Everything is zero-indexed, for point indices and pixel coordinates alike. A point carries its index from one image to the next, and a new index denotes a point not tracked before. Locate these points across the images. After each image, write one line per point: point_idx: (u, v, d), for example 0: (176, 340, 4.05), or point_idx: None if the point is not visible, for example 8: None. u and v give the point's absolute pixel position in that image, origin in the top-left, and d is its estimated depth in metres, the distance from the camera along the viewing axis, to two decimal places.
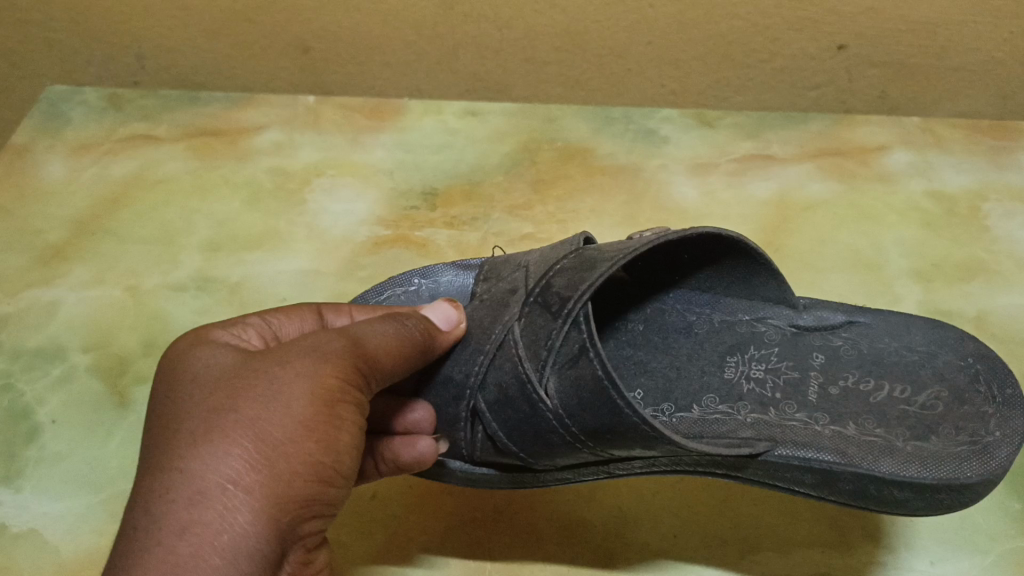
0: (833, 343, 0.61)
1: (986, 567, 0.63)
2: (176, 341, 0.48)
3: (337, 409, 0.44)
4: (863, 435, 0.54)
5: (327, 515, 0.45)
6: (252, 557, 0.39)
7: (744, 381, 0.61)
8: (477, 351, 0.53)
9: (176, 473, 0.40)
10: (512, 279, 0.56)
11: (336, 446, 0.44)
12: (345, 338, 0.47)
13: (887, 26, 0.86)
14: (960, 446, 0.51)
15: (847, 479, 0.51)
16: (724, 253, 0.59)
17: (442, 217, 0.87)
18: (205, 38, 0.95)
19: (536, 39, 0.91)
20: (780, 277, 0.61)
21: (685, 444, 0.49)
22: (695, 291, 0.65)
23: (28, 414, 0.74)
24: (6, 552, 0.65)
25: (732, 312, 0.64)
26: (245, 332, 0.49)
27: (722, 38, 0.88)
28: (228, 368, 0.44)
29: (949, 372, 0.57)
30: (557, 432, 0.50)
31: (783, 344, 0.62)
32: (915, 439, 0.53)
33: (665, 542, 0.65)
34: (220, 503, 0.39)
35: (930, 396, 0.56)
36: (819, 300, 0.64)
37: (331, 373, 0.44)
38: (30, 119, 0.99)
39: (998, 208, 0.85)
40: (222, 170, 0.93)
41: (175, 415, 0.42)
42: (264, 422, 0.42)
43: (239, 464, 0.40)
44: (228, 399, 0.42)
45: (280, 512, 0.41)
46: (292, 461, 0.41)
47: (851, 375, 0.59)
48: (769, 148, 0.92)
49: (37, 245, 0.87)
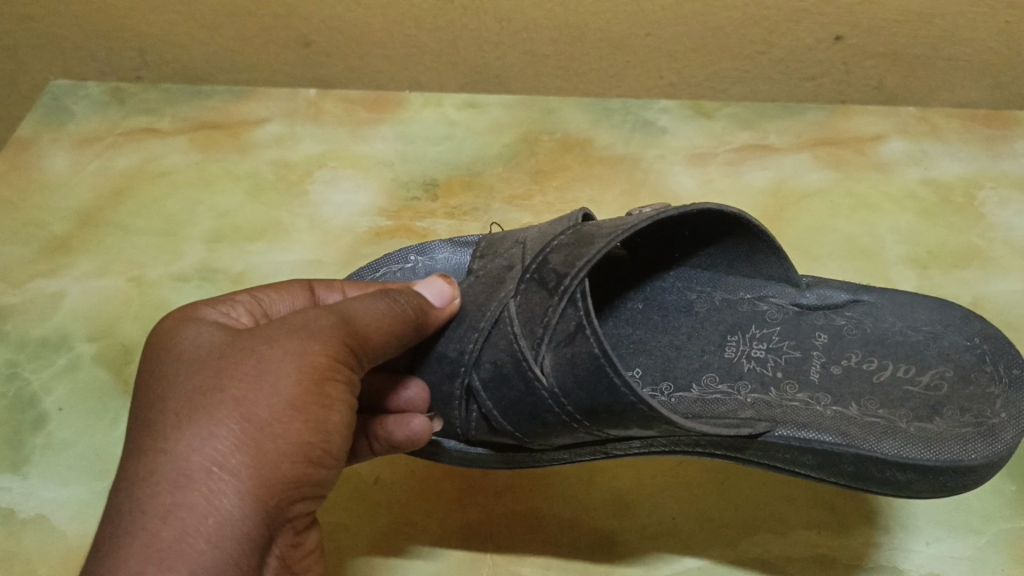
0: (836, 322, 0.62)
1: (980, 548, 0.64)
2: (162, 320, 0.48)
3: (326, 389, 0.44)
4: (866, 415, 0.55)
5: (315, 498, 0.44)
6: (240, 541, 0.39)
7: (745, 360, 0.62)
8: (472, 329, 0.54)
9: (161, 456, 0.39)
10: (508, 256, 0.57)
11: (325, 426, 0.44)
12: (335, 315, 0.46)
13: (882, 16, 0.87)
14: (966, 428, 0.52)
15: (848, 460, 0.52)
16: (727, 228, 0.60)
17: (442, 208, 0.87)
18: (209, 33, 0.97)
19: (537, 31, 0.92)
20: (782, 254, 0.61)
21: (683, 423, 0.49)
22: (696, 268, 0.66)
23: (34, 403, 0.75)
24: (14, 538, 0.66)
25: (732, 291, 0.65)
26: (234, 309, 0.49)
27: (719, 30, 0.90)
28: (215, 347, 0.44)
29: (955, 352, 0.58)
30: (553, 411, 0.51)
31: (785, 323, 0.63)
32: (918, 420, 0.54)
33: (664, 525, 0.66)
34: (205, 486, 0.39)
35: (935, 376, 0.57)
36: (822, 280, 0.65)
37: (320, 351, 0.44)
38: (35, 112, 1.00)
39: (993, 196, 0.86)
40: (224, 162, 0.94)
41: (160, 395, 0.42)
42: (250, 402, 0.41)
43: (225, 447, 0.40)
44: (214, 378, 0.42)
45: (267, 495, 0.40)
46: (280, 443, 0.41)
47: (854, 355, 0.60)
48: (767, 137, 0.92)
49: (41, 236, 0.88)
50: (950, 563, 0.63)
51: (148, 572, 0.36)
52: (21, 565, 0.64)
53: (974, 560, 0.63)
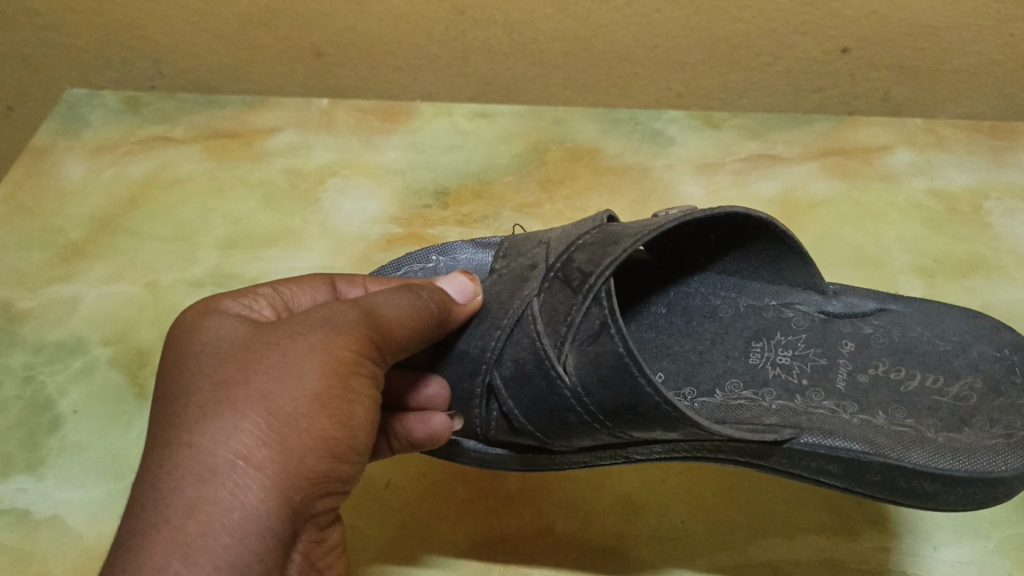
0: (863, 329, 0.63)
1: (987, 552, 0.64)
2: (185, 312, 0.48)
3: (351, 383, 0.44)
4: (893, 424, 0.56)
5: (339, 494, 0.44)
6: (264, 537, 0.39)
7: (770, 366, 0.63)
8: (494, 327, 0.54)
9: (185, 449, 0.39)
10: (531, 255, 0.58)
11: (350, 422, 0.43)
12: (358, 310, 0.46)
13: (888, 29, 0.88)
14: (995, 439, 0.53)
15: (875, 469, 0.52)
16: (754, 234, 0.61)
17: (453, 216, 0.88)
18: (223, 44, 0.98)
19: (547, 43, 0.94)
20: (809, 261, 0.62)
21: (708, 428, 0.50)
22: (721, 273, 0.66)
23: (50, 405, 0.75)
24: (31, 538, 0.67)
25: (757, 297, 0.66)
26: (256, 302, 0.49)
27: (727, 42, 0.91)
28: (239, 341, 0.44)
29: (985, 363, 0.59)
30: (575, 411, 0.51)
31: (811, 330, 0.64)
32: (946, 430, 0.54)
33: (675, 529, 0.67)
34: (230, 480, 0.39)
35: (964, 386, 0.57)
36: (848, 287, 0.66)
37: (345, 345, 0.44)
38: (51, 121, 1.01)
39: (998, 206, 0.87)
40: (238, 170, 0.95)
41: (183, 387, 0.42)
42: (275, 396, 0.41)
43: (250, 441, 0.40)
44: (238, 372, 0.42)
45: (292, 491, 0.40)
46: (305, 437, 0.41)
47: (881, 364, 0.61)
48: (774, 148, 0.94)
49: (57, 242, 0.89)
50: (957, 566, 0.64)
51: (172, 566, 0.36)
52: (37, 565, 0.65)
53: (982, 564, 0.64)
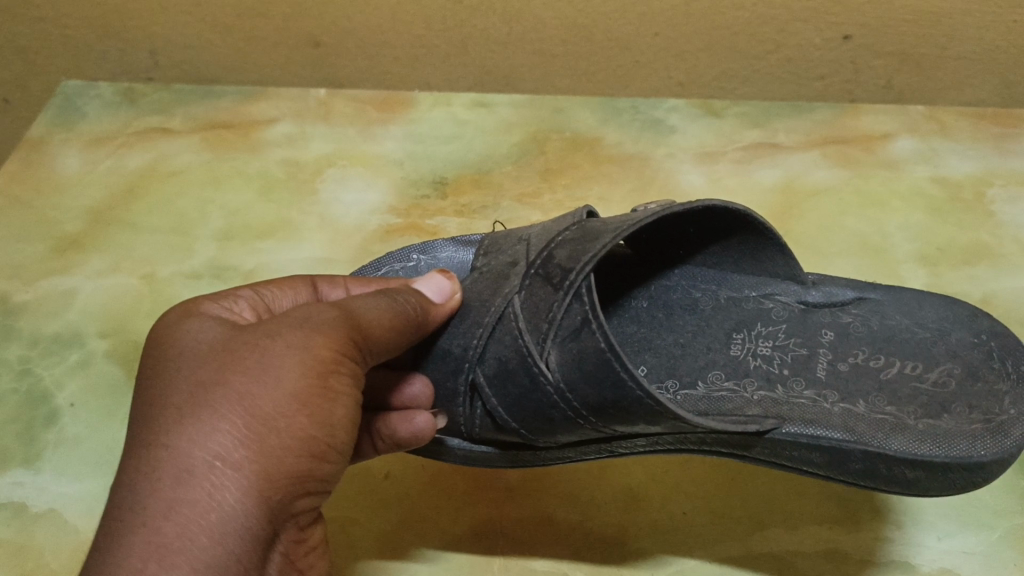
0: (843, 319, 0.62)
1: (992, 543, 0.63)
2: (165, 313, 0.47)
3: (330, 382, 0.43)
4: (873, 412, 0.55)
5: (319, 493, 0.44)
6: (243, 537, 0.39)
7: (751, 357, 0.62)
8: (476, 325, 0.54)
9: (163, 451, 0.39)
10: (512, 252, 0.57)
11: (330, 421, 0.43)
12: (338, 310, 0.46)
13: (892, 15, 0.86)
14: (973, 424, 0.52)
15: (857, 458, 0.51)
16: (734, 226, 0.60)
17: (452, 206, 0.88)
18: (218, 34, 0.97)
19: (545, 32, 0.92)
20: (788, 253, 0.61)
21: (690, 419, 0.49)
22: (701, 266, 0.65)
23: (47, 399, 0.75)
24: (28, 532, 0.67)
25: (737, 289, 0.65)
26: (236, 303, 0.48)
27: (727, 29, 0.89)
28: (216, 342, 0.43)
29: (963, 349, 0.58)
30: (558, 407, 0.51)
31: (791, 320, 0.63)
32: (926, 417, 0.54)
33: (675, 520, 0.66)
34: (208, 481, 0.38)
35: (942, 373, 0.57)
36: (827, 278, 0.65)
37: (323, 345, 0.44)
38: (47, 113, 1.01)
39: (1002, 193, 0.86)
40: (234, 162, 0.95)
41: (162, 389, 0.42)
42: (254, 396, 0.41)
43: (229, 442, 0.39)
44: (217, 373, 0.41)
45: (271, 490, 0.40)
46: (284, 437, 0.41)
47: (861, 352, 0.60)
48: (776, 136, 0.92)
49: (53, 234, 0.89)
50: (961, 557, 0.63)
51: (149, 569, 0.36)
52: (33, 559, 0.65)
53: (985, 554, 0.63)
